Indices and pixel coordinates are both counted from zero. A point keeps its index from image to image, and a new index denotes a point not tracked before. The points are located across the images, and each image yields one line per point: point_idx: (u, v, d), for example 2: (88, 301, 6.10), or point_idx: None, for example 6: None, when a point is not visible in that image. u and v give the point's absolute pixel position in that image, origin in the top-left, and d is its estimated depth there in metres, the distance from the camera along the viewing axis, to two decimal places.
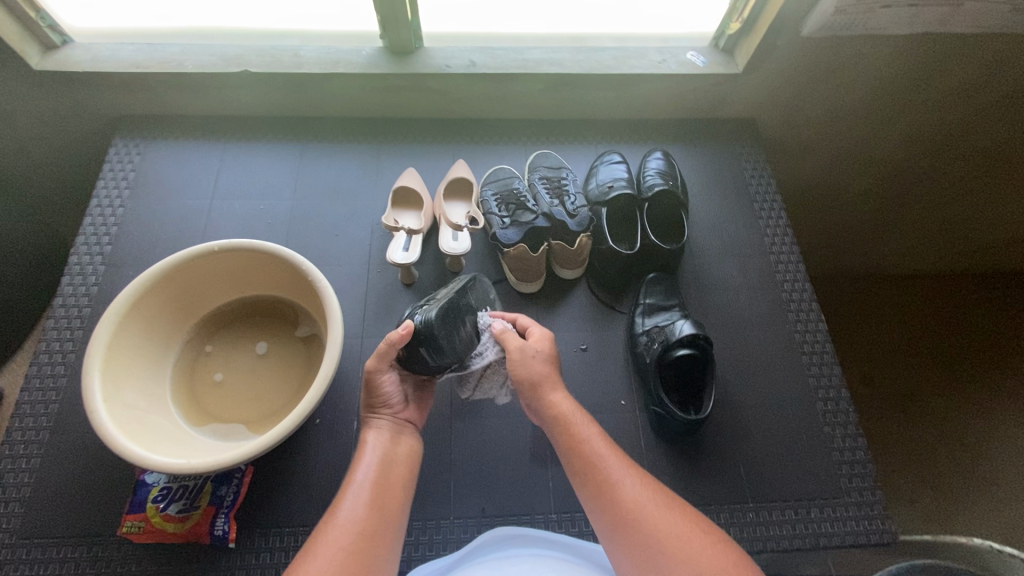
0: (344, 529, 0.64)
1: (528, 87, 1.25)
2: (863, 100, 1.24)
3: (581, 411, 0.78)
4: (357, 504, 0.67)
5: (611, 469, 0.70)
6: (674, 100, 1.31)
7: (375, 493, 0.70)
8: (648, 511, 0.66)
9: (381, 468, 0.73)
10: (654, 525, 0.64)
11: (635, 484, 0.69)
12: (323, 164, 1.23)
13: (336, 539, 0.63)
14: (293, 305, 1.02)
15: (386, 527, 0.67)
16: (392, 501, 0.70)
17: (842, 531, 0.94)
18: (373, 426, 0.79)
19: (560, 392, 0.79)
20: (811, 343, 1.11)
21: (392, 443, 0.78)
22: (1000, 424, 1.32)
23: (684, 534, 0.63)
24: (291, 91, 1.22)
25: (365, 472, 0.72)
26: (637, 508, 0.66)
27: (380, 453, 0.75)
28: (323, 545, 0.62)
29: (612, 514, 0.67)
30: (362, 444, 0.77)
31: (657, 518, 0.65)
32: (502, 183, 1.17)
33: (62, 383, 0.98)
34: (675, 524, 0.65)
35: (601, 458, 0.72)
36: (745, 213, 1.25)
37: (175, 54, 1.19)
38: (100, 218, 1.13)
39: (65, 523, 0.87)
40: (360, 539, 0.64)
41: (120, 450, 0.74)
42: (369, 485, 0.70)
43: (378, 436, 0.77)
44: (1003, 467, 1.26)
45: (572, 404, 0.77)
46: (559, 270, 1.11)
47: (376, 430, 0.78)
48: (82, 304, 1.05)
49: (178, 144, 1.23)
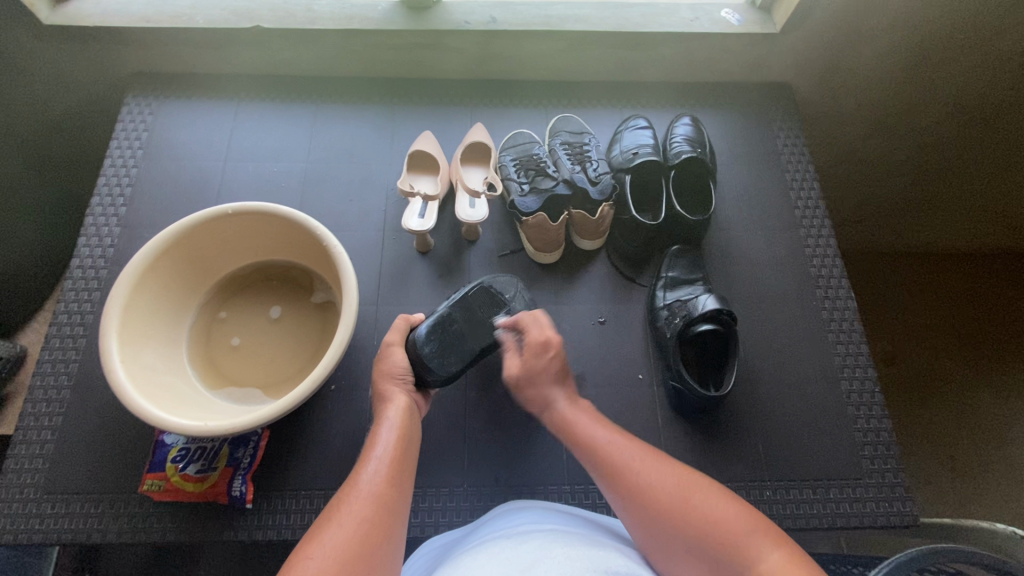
0: (363, 502, 0.63)
1: (550, 46, 1.19)
2: (909, 62, 1.16)
3: (587, 413, 0.82)
4: (376, 479, 0.66)
5: (621, 455, 0.72)
6: (706, 60, 1.24)
7: (393, 470, 0.68)
8: (656, 484, 0.67)
9: (398, 445, 0.72)
10: (664, 499, 0.65)
11: (645, 465, 0.70)
12: (338, 126, 1.20)
13: (356, 510, 0.62)
14: (308, 271, 1.01)
15: (401, 504, 0.66)
16: (405, 482, 0.69)
17: (860, 513, 0.92)
18: (389, 403, 0.79)
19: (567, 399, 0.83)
20: (838, 321, 1.07)
21: (409, 422, 0.77)
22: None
23: (692, 500, 0.64)
24: (304, 47, 1.18)
25: (382, 448, 0.71)
26: (646, 486, 0.67)
27: (397, 430, 0.75)
28: (340, 514, 0.61)
29: (626, 498, 0.68)
30: (380, 422, 0.77)
31: (665, 489, 0.66)
32: (521, 148, 1.13)
33: (82, 344, 0.98)
34: (687, 495, 0.64)
35: (611, 449, 0.74)
36: (777, 182, 1.19)
37: (186, 7, 1.15)
38: (114, 179, 1.12)
39: (88, 480, 0.89)
40: (378, 511, 0.62)
41: (140, 412, 0.75)
42: (387, 461, 0.69)
43: (394, 412, 0.77)
44: None
45: (576, 408, 0.82)
46: (578, 240, 1.08)
47: (393, 407, 0.78)
48: (99, 266, 1.05)
49: (190, 103, 1.20)
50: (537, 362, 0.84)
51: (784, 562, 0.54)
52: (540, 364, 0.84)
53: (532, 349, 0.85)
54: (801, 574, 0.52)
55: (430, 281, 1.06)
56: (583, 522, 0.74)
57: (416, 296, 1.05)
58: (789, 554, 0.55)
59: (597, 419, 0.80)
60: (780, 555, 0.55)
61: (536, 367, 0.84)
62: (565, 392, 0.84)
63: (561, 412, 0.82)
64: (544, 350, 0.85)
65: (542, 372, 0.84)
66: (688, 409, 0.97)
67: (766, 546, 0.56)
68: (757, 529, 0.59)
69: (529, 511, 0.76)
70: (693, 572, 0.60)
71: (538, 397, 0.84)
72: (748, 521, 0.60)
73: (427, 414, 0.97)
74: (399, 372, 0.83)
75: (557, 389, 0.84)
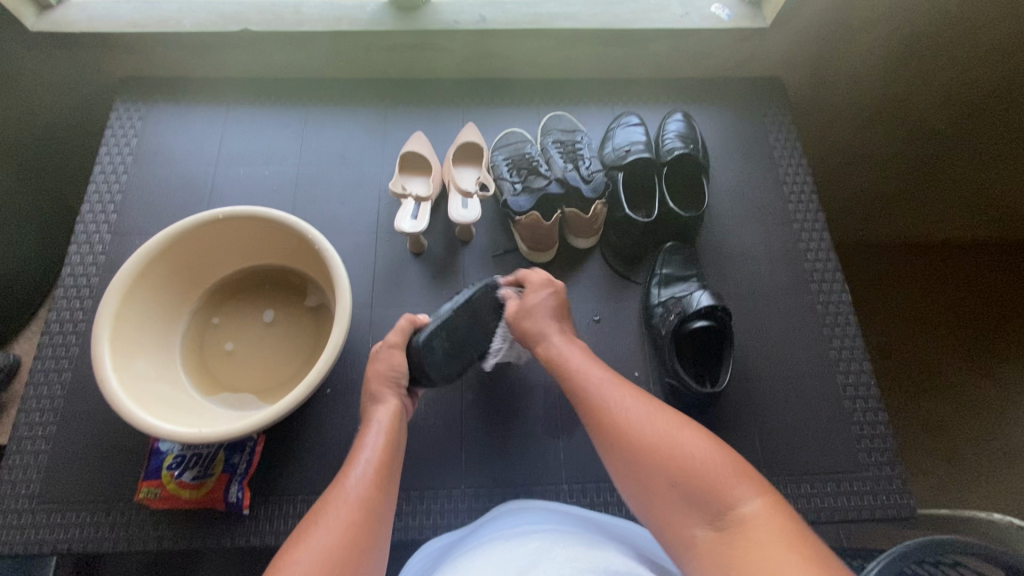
0: (348, 507, 0.63)
1: (540, 44, 1.18)
2: (899, 54, 1.16)
3: (578, 348, 0.82)
4: (359, 485, 0.66)
5: (607, 394, 0.73)
6: (697, 55, 1.24)
7: (378, 477, 0.68)
8: (641, 425, 0.67)
9: (386, 449, 0.72)
10: (646, 438, 0.66)
11: (630, 406, 0.70)
12: (329, 128, 1.19)
13: (339, 517, 0.62)
14: (300, 274, 1.00)
15: (387, 513, 0.66)
16: (392, 489, 0.69)
17: (858, 505, 0.93)
18: (378, 406, 0.78)
19: (562, 335, 0.84)
20: (833, 315, 1.07)
21: (398, 427, 0.76)
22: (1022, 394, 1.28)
23: (676, 441, 0.64)
24: (293, 49, 1.17)
25: (369, 453, 0.71)
26: (630, 425, 0.68)
27: (385, 433, 0.74)
28: (322, 521, 0.61)
29: (611, 435, 0.69)
30: (369, 423, 0.76)
31: (650, 429, 0.66)
32: (513, 147, 1.13)
33: (74, 352, 0.98)
34: (668, 436, 0.65)
35: (601, 388, 0.74)
36: (769, 177, 1.19)
37: (173, 11, 1.14)
38: (104, 186, 1.11)
39: (84, 489, 0.89)
40: (363, 520, 0.62)
41: (133, 420, 0.74)
42: (373, 466, 0.69)
43: (383, 416, 0.76)
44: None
45: (570, 343, 0.83)
46: (571, 239, 1.08)
47: (382, 410, 0.77)
48: (90, 273, 1.04)
49: (180, 107, 1.20)
50: (537, 296, 0.87)
51: (762, 510, 0.56)
52: (535, 303, 0.86)
53: (536, 287, 0.88)
54: (779, 524, 0.54)
55: (424, 283, 1.06)
56: (584, 521, 0.74)
57: (411, 298, 1.05)
58: (768, 501, 0.57)
59: (587, 359, 0.80)
60: (760, 502, 0.57)
61: (534, 302, 0.86)
62: (563, 331, 0.85)
63: (554, 345, 0.82)
64: (545, 287, 0.88)
65: (539, 307, 0.85)
66: (685, 406, 0.96)
67: (747, 492, 0.58)
68: (736, 472, 0.60)
69: (528, 509, 0.76)
70: (669, 508, 0.61)
71: (534, 330, 0.84)
72: (727, 464, 0.61)
73: (423, 415, 0.97)
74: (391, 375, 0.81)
75: (554, 324, 0.85)
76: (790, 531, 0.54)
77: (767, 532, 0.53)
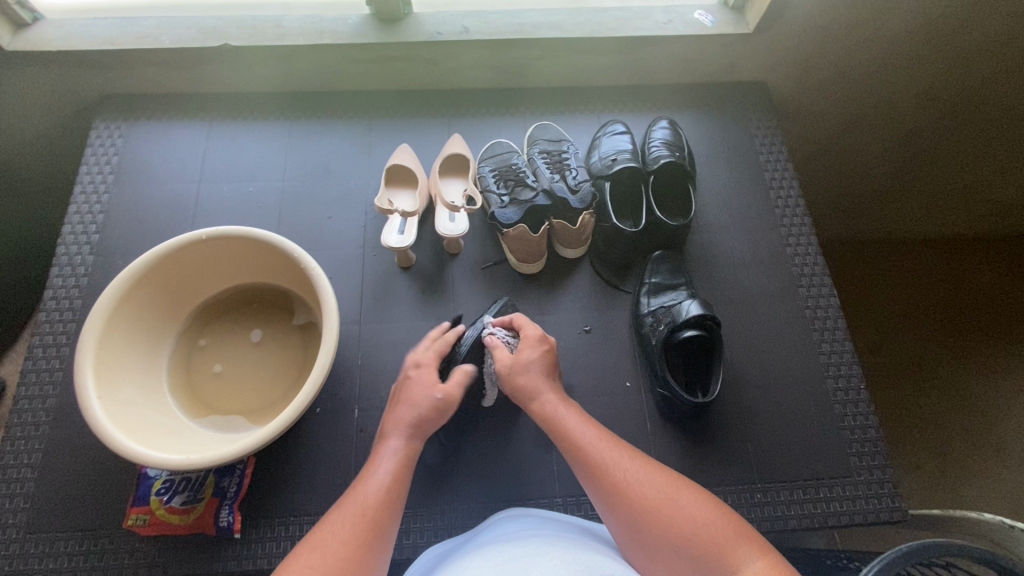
0: (337, 534, 0.62)
1: (524, 53, 1.18)
2: (881, 57, 1.17)
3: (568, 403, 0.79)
4: (354, 515, 0.64)
5: (603, 454, 0.71)
6: (681, 62, 1.24)
7: (378, 508, 0.66)
8: (640, 489, 0.66)
9: (391, 486, 0.69)
10: (648, 500, 0.65)
11: (627, 464, 0.69)
12: (313, 142, 1.18)
13: (326, 544, 0.61)
14: (287, 292, 1.00)
15: (382, 544, 0.64)
16: (393, 520, 0.67)
17: (851, 510, 0.93)
18: (389, 439, 0.75)
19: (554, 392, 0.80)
20: (822, 319, 1.07)
21: (406, 469, 0.72)
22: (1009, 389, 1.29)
23: (676, 506, 0.64)
24: (275, 63, 1.16)
25: (374, 484, 0.69)
26: (629, 487, 0.67)
27: (394, 466, 0.71)
28: (311, 548, 0.60)
29: (609, 496, 0.67)
30: (377, 456, 0.73)
31: (651, 495, 0.65)
32: (500, 158, 1.12)
33: (58, 377, 0.96)
34: (670, 498, 0.65)
35: (594, 447, 0.72)
36: (756, 182, 1.19)
37: (152, 27, 1.13)
38: (85, 206, 1.10)
39: (71, 517, 0.88)
40: (354, 546, 0.61)
41: (118, 449, 0.73)
42: (373, 496, 0.67)
43: (394, 449, 0.73)
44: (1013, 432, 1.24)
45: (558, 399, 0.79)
46: (560, 249, 1.07)
47: (391, 444, 0.74)
48: (73, 295, 1.03)
49: (161, 124, 1.18)
50: (531, 353, 0.83)
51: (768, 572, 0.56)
52: (528, 359, 0.82)
53: (530, 344, 0.84)
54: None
55: (414, 297, 1.05)
56: (579, 530, 0.73)
57: (400, 312, 1.04)
58: (770, 562, 0.57)
59: (578, 414, 0.78)
60: (763, 564, 0.57)
61: (527, 359, 0.82)
62: (553, 387, 0.81)
63: (544, 403, 0.79)
64: (539, 344, 0.84)
65: (532, 365, 0.82)
66: (676, 415, 0.97)
67: (749, 555, 0.58)
68: (739, 535, 0.60)
69: (523, 519, 0.74)
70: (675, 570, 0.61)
71: (526, 388, 0.80)
72: (731, 528, 0.61)
73: None
74: (412, 412, 0.77)
75: (546, 381, 0.81)
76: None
77: None
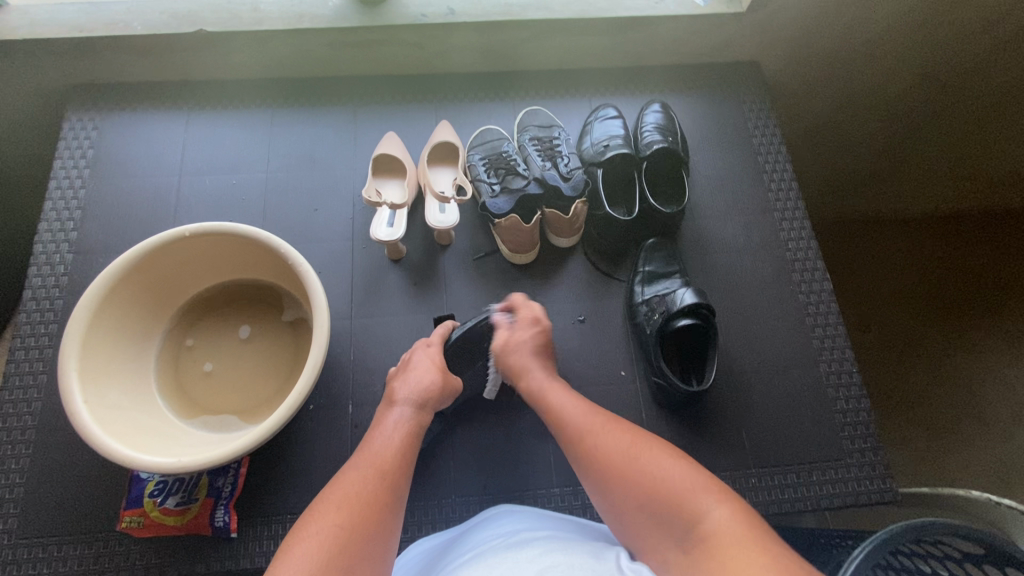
0: (355, 493, 0.63)
1: (512, 35, 1.14)
2: (874, 35, 1.15)
3: (556, 383, 0.79)
4: (373, 475, 0.65)
5: (581, 424, 0.70)
6: (671, 43, 1.21)
7: (394, 469, 0.67)
8: (608, 449, 0.65)
9: (397, 451, 0.69)
10: (617, 460, 0.63)
11: (601, 431, 0.68)
12: (297, 132, 1.15)
13: (349, 503, 0.61)
14: (276, 288, 0.98)
15: (398, 504, 0.65)
16: (405, 481, 0.68)
17: (843, 492, 0.95)
18: (396, 407, 0.76)
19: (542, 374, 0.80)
20: (815, 304, 1.07)
21: (412, 436, 0.73)
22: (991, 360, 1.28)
23: (641, 462, 0.62)
24: (254, 49, 1.12)
25: (386, 446, 0.69)
26: (599, 449, 0.66)
27: (403, 431, 0.72)
28: (333, 509, 0.60)
29: (587, 465, 0.66)
30: (381, 423, 0.74)
31: (617, 453, 0.64)
32: (490, 146, 1.09)
33: (43, 380, 0.94)
34: (635, 457, 0.63)
35: (575, 418, 0.71)
36: (749, 165, 1.18)
37: (122, 13, 1.08)
38: (62, 202, 1.06)
39: (64, 522, 0.87)
40: (376, 507, 0.62)
41: (110, 454, 0.72)
42: (388, 459, 0.68)
43: (401, 416, 0.74)
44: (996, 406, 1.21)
45: (544, 380, 0.79)
46: (553, 239, 1.06)
47: (397, 412, 0.75)
48: (54, 296, 1.00)
49: (137, 114, 1.14)
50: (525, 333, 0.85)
51: (729, 518, 0.53)
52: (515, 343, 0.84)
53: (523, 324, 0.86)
54: (745, 533, 0.51)
55: (405, 290, 1.04)
56: (574, 522, 0.72)
57: (391, 306, 1.02)
58: (732, 509, 0.54)
59: (568, 393, 0.76)
60: (726, 510, 0.54)
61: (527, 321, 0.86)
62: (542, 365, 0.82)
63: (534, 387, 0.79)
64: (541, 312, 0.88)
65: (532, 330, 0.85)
66: (672, 403, 0.97)
67: (708, 502, 0.55)
68: (702, 484, 0.57)
69: (500, 517, 0.72)
70: (646, 531, 0.58)
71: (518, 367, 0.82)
72: (695, 478, 0.58)
73: None
74: (422, 382, 0.79)
75: (535, 361, 0.82)
76: (755, 537, 0.51)
77: (730, 544, 0.50)
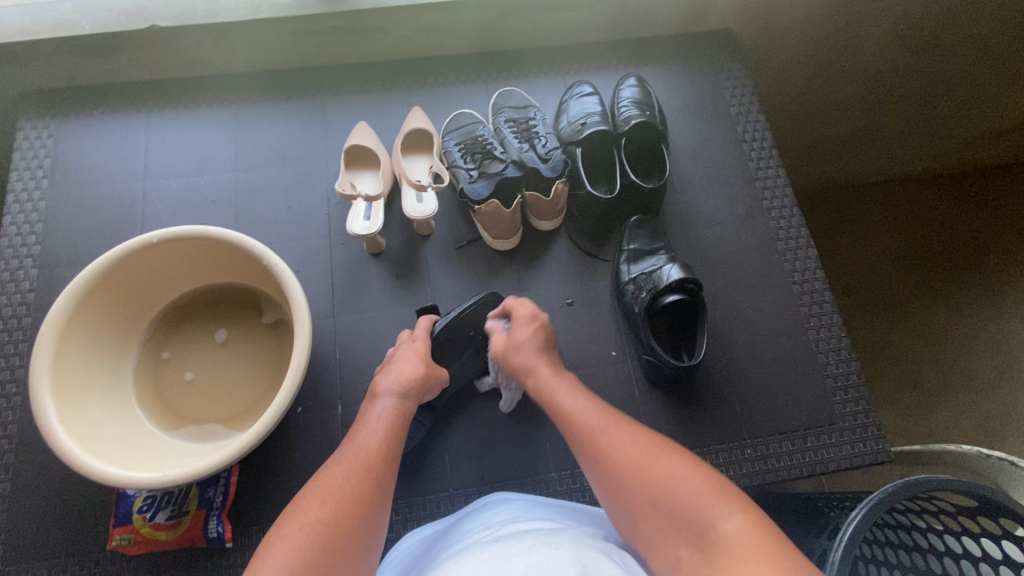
0: (338, 487, 0.61)
1: (481, 15, 1.11)
2: None
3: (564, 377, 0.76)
4: (357, 471, 0.63)
5: (593, 425, 0.66)
6: (644, 16, 1.19)
7: (379, 463, 0.65)
8: (620, 451, 0.62)
9: (382, 440, 0.68)
10: (627, 462, 0.60)
11: (610, 432, 0.65)
12: (265, 128, 1.11)
13: (331, 500, 0.59)
14: (253, 291, 0.95)
15: (385, 497, 0.63)
16: (391, 473, 0.66)
17: (838, 456, 0.95)
18: (380, 398, 0.74)
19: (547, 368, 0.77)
20: (801, 271, 1.07)
21: (397, 426, 0.71)
22: (974, 316, 1.29)
23: (655, 465, 0.59)
24: (212, 44, 1.07)
25: (369, 439, 0.67)
26: (610, 449, 0.62)
27: (387, 421, 0.71)
28: (315, 504, 0.59)
29: (596, 468, 0.63)
30: (367, 415, 0.72)
31: (632, 456, 0.61)
32: (465, 131, 1.07)
33: (17, 401, 0.91)
34: (647, 459, 0.60)
35: (583, 416, 0.68)
36: (727, 135, 1.17)
37: (68, 12, 1.02)
38: (22, 215, 1.02)
39: (51, 545, 0.84)
40: (361, 501, 0.60)
41: (93, 473, 0.69)
42: (372, 451, 0.66)
43: (384, 407, 0.73)
44: (979, 361, 1.24)
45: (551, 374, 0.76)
46: (535, 222, 1.04)
47: (381, 403, 0.73)
48: (20, 313, 0.96)
49: (95, 118, 1.09)
50: (524, 333, 0.82)
51: (740, 523, 0.51)
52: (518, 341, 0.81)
53: (523, 323, 0.84)
54: (759, 539, 0.49)
55: (388, 285, 1.01)
56: (565, 509, 0.71)
57: (375, 302, 1.00)
58: (750, 517, 0.51)
59: (574, 388, 0.73)
60: (740, 519, 0.51)
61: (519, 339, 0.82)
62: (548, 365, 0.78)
63: (541, 381, 0.76)
64: (531, 322, 0.84)
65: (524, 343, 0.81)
66: (663, 381, 0.96)
67: (725, 508, 0.52)
68: (717, 490, 0.55)
69: (492, 506, 0.71)
70: (651, 532, 0.55)
71: (521, 369, 0.79)
72: (713, 485, 0.56)
73: None
74: (404, 374, 0.77)
75: (539, 358, 0.79)
76: (771, 542, 0.48)
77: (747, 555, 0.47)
